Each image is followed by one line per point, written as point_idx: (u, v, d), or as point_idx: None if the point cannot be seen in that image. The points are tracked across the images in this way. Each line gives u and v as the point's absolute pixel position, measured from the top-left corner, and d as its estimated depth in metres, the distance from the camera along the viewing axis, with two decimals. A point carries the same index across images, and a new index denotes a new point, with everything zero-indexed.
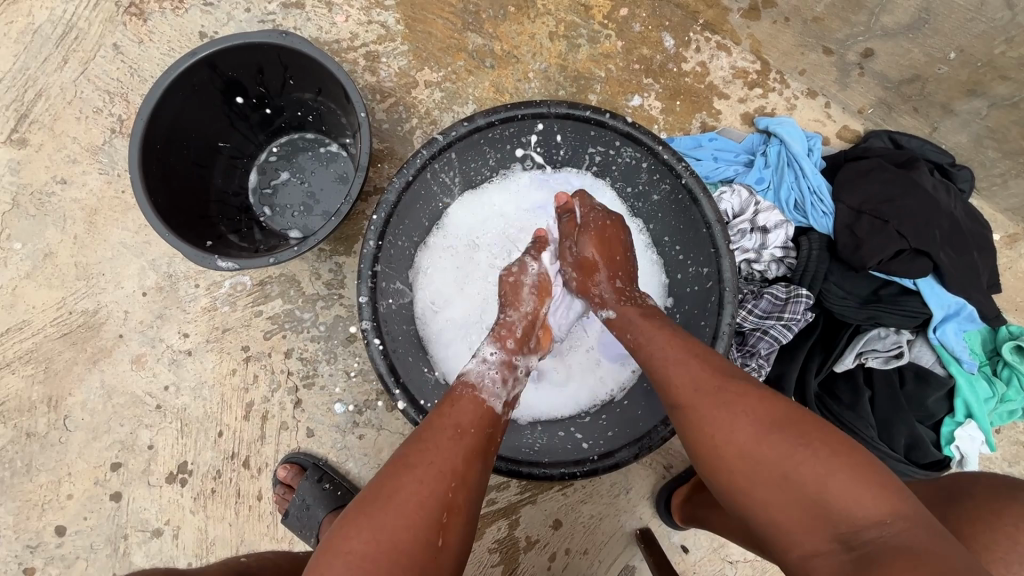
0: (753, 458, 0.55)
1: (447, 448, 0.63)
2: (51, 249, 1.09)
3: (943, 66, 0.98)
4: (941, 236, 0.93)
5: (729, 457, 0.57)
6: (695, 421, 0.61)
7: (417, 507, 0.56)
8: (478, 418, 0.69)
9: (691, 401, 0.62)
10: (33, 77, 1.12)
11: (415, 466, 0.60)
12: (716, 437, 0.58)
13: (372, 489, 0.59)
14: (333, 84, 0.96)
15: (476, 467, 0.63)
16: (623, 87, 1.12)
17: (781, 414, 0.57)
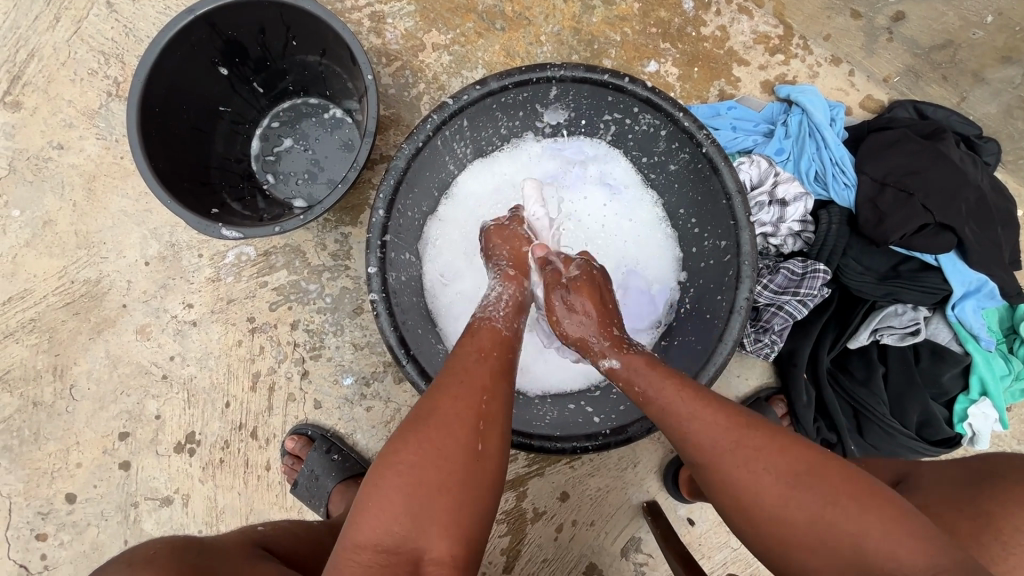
0: (783, 519, 0.54)
1: (474, 374, 0.62)
2: (50, 216, 1.06)
3: (978, 31, 0.94)
4: (966, 210, 0.90)
5: (763, 520, 0.55)
6: (721, 481, 0.58)
7: (453, 439, 0.56)
8: (498, 341, 0.68)
9: (714, 457, 0.58)
10: (25, 36, 1.07)
11: (444, 399, 0.59)
12: (748, 496, 0.56)
13: (401, 429, 0.58)
14: (338, 44, 0.92)
15: (504, 387, 0.62)
16: (639, 52, 1.07)
17: (804, 467, 0.55)
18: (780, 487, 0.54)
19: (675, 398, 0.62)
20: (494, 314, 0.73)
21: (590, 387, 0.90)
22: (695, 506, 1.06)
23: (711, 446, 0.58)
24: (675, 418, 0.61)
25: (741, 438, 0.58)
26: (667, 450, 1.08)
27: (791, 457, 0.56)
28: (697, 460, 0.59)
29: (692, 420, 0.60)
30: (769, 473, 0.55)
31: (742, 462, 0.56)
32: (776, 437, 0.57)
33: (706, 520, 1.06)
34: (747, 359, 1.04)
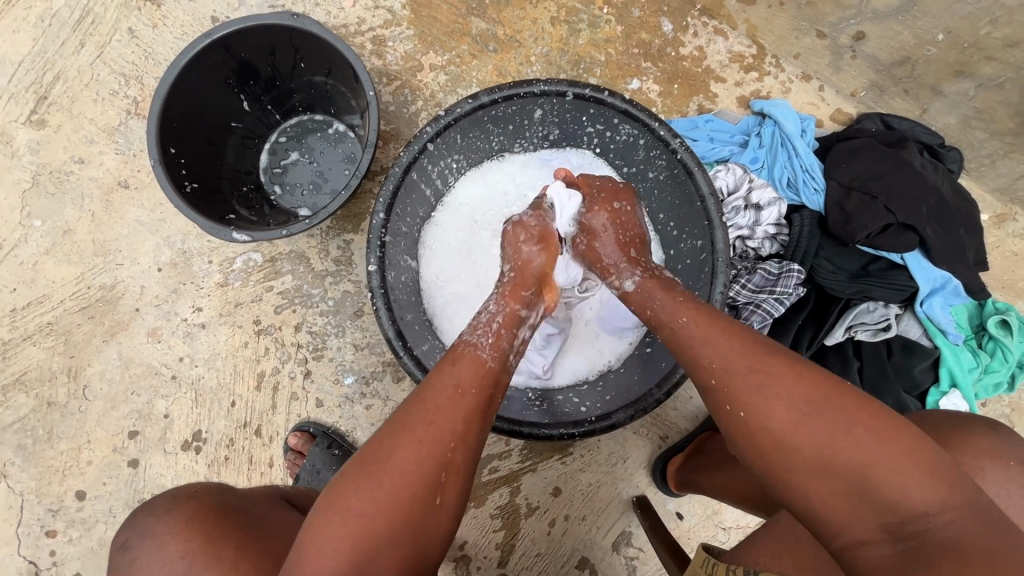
0: (791, 444, 0.53)
1: (446, 413, 0.60)
2: (70, 226, 1.13)
3: (932, 48, 1.01)
4: (928, 211, 0.97)
5: (767, 445, 0.55)
6: (732, 404, 0.58)
7: (408, 494, 0.55)
8: (482, 375, 0.65)
9: (728, 381, 0.59)
10: (52, 60, 1.15)
11: (405, 442, 0.58)
12: (756, 415, 0.56)
13: (359, 467, 0.57)
14: (343, 65, 1.00)
15: (476, 432, 0.61)
16: (622, 70, 1.15)
17: (820, 395, 0.54)
18: (785, 418, 0.54)
19: (699, 333, 0.64)
20: (483, 343, 0.68)
21: (579, 382, 0.97)
22: (683, 500, 1.10)
23: (727, 371, 0.59)
24: (691, 346, 0.64)
25: (759, 367, 0.58)
26: (655, 445, 1.12)
27: (808, 385, 0.55)
28: (712, 384, 0.60)
29: (715, 350, 0.61)
30: (771, 409, 0.55)
31: (755, 386, 0.57)
32: (792, 370, 0.57)
33: (694, 514, 1.10)
34: None
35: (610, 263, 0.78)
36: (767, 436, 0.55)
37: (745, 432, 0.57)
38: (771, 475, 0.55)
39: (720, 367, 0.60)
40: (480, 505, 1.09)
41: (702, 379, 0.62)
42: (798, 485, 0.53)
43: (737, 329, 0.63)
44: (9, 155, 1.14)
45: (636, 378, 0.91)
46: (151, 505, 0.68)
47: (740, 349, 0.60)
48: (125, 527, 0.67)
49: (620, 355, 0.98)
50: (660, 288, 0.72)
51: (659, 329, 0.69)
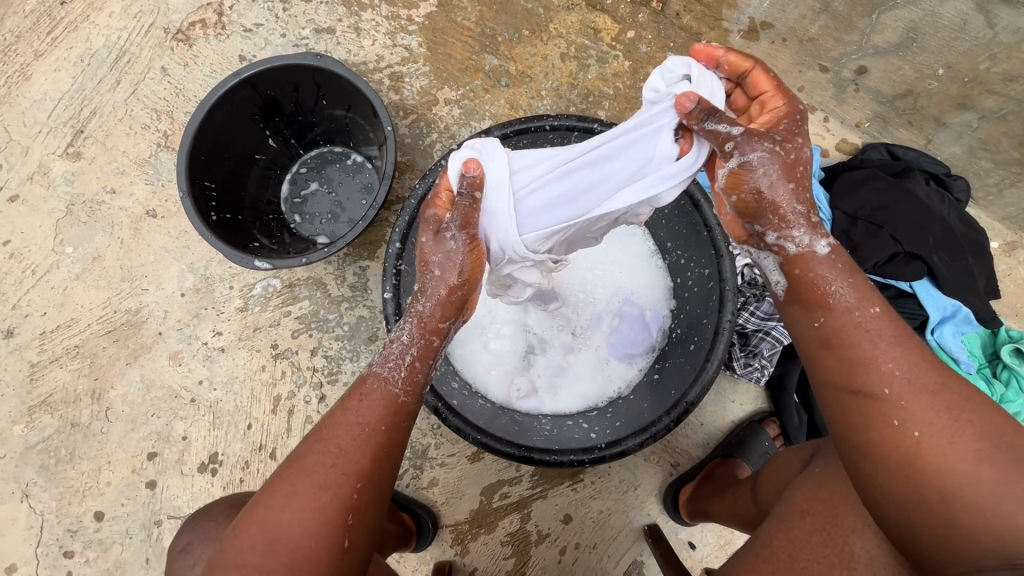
0: (956, 473, 0.50)
1: (347, 454, 0.61)
2: (100, 252, 1.18)
3: (933, 81, 1.04)
4: (934, 240, 0.98)
5: (925, 465, 0.51)
6: (902, 420, 0.53)
7: (310, 540, 0.58)
8: (392, 409, 0.64)
9: (900, 396, 0.54)
10: (89, 97, 1.22)
11: (302, 490, 0.59)
12: (933, 437, 0.51)
13: (256, 518, 0.59)
14: (362, 102, 1.05)
15: (384, 467, 0.63)
16: (630, 103, 1.19)
17: (1006, 433, 0.51)
18: (963, 449, 0.50)
19: (873, 331, 0.57)
20: (394, 371, 0.66)
21: (588, 407, 0.98)
22: (695, 529, 1.09)
23: (908, 385, 0.54)
24: (864, 350, 0.57)
25: (942, 390, 0.53)
26: (666, 473, 1.11)
27: (994, 423, 0.51)
28: (882, 393, 0.54)
29: (894, 357, 0.55)
30: (949, 435, 0.51)
31: (942, 407, 0.52)
32: (972, 401, 0.53)
33: (707, 544, 1.09)
34: (740, 385, 1.13)
35: (792, 208, 0.62)
36: (931, 459, 0.51)
37: (901, 447, 0.52)
38: (909, 494, 0.51)
39: (898, 379, 0.54)
40: (490, 531, 1.09)
41: (854, 379, 0.56)
42: (946, 508, 0.49)
43: (910, 337, 0.57)
44: (46, 185, 1.20)
45: (646, 405, 0.92)
46: (210, 513, 0.82)
47: (927, 368, 0.55)
48: (188, 533, 0.80)
49: (631, 382, 0.99)
50: (847, 265, 0.61)
51: (817, 310, 0.60)
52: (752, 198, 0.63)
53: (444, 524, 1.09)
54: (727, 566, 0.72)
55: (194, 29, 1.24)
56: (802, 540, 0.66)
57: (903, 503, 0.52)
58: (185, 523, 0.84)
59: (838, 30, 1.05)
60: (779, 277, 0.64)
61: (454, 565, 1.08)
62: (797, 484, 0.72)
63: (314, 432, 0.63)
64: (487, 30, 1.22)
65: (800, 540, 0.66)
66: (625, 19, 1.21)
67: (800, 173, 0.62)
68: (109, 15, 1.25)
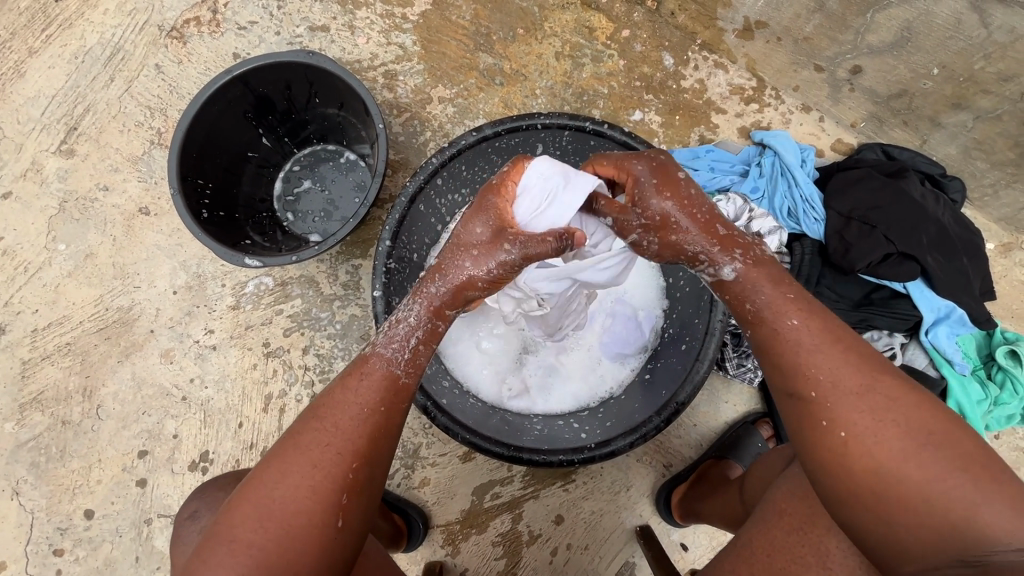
0: (885, 472, 0.50)
1: (343, 433, 0.60)
2: (92, 250, 1.18)
3: (927, 81, 1.03)
4: (928, 241, 0.97)
5: (856, 467, 0.52)
6: (831, 424, 0.54)
7: (304, 518, 0.56)
8: (391, 391, 0.64)
9: (827, 400, 0.54)
10: (83, 94, 1.22)
11: (296, 467, 0.58)
12: (860, 439, 0.52)
13: (250, 495, 0.58)
14: (354, 99, 1.05)
15: (381, 449, 0.62)
16: (624, 102, 1.19)
17: (929, 422, 0.51)
18: (888, 447, 0.51)
19: (798, 336, 0.58)
20: (392, 351, 0.65)
21: (579, 408, 0.97)
22: (687, 530, 1.08)
23: (835, 387, 0.54)
24: (799, 357, 0.57)
25: (868, 387, 0.54)
26: (659, 473, 1.10)
27: (918, 415, 0.51)
28: (810, 397, 0.55)
29: (818, 360, 0.56)
30: (878, 435, 0.51)
31: (866, 408, 0.53)
32: (902, 398, 0.52)
33: (699, 545, 1.08)
34: (733, 385, 1.12)
35: (693, 249, 0.63)
36: (861, 461, 0.52)
37: (833, 451, 0.53)
38: (846, 497, 0.52)
39: (827, 382, 0.55)
40: (481, 532, 1.08)
41: (786, 385, 0.58)
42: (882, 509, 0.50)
43: (839, 337, 0.57)
44: (39, 182, 1.20)
45: (637, 405, 0.92)
46: (219, 484, 0.81)
47: (855, 366, 0.55)
48: (196, 501, 0.79)
49: (624, 382, 0.98)
50: (768, 274, 0.61)
51: (744, 326, 0.62)
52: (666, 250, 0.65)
53: (435, 524, 1.09)
54: (710, 567, 0.73)
55: (188, 27, 1.24)
56: (783, 539, 0.65)
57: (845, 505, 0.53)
58: (195, 491, 0.82)
59: (833, 29, 1.05)
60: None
61: (445, 565, 1.08)
62: (776, 482, 0.71)
63: (309, 410, 0.62)
64: (482, 29, 1.22)
65: (777, 541, 0.65)
66: (620, 18, 1.21)
67: (676, 222, 0.64)
68: (103, 13, 1.25)
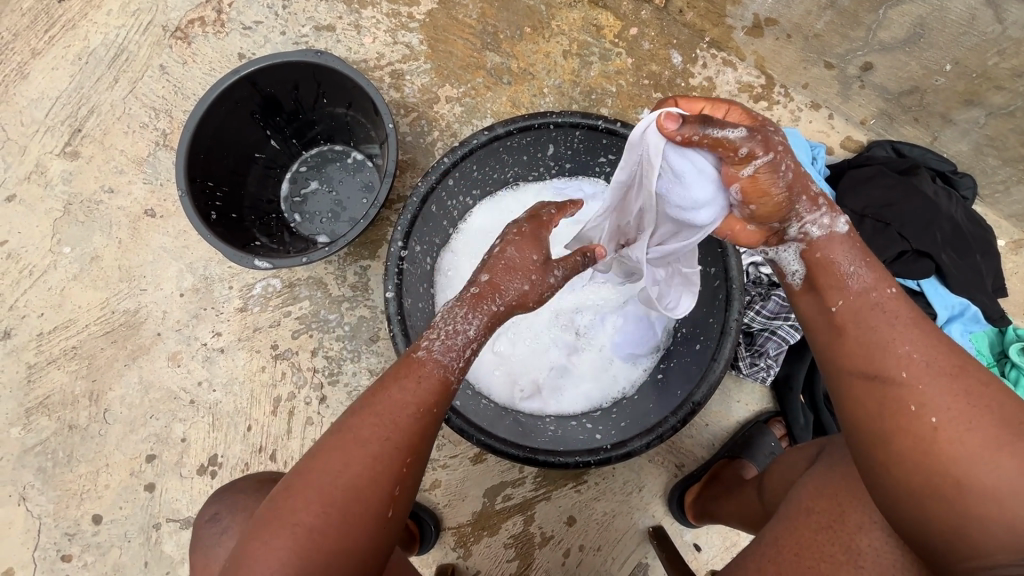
0: (969, 461, 0.49)
1: (399, 430, 0.60)
2: (97, 253, 1.17)
3: (939, 77, 1.03)
4: (942, 238, 0.97)
5: (938, 453, 0.51)
6: (921, 406, 0.53)
7: (362, 507, 0.57)
8: (444, 392, 0.64)
9: (915, 384, 0.53)
10: (87, 95, 1.21)
11: (357, 458, 0.58)
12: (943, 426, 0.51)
13: (307, 482, 0.57)
14: (363, 99, 1.04)
15: (430, 443, 0.63)
16: (633, 100, 1.18)
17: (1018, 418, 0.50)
18: (981, 437, 0.50)
19: (891, 314, 0.57)
20: (446, 358, 0.64)
21: (592, 408, 0.97)
22: (701, 531, 1.08)
23: (927, 369, 0.54)
24: (886, 335, 0.56)
25: (961, 374, 0.53)
26: (671, 474, 1.10)
27: (1009, 409, 0.51)
28: (900, 376, 0.54)
29: (911, 341, 0.55)
30: (967, 422, 0.51)
31: (961, 393, 0.52)
32: (991, 385, 0.52)
33: (713, 545, 1.08)
34: (745, 385, 1.11)
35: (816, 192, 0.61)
36: (946, 445, 0.51)
37: (916, 434, 0.52)
38: (918, 481, 0.51)
39: (918, 363, 0.54)
40: (493, 534, 1.07)
41: (863, 363, 0.57)
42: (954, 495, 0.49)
43: (927, 323, 0.57)
44: (43, 184, 1.19)
45: (652, 406, 0.91)
46: (244, 484, 0.83)
47: (946, 353, 0.55)
48: (216, 503, 0.81)
49: (637, 382, 0.98)
50: (857, 247, 0.61)
51: (833, 295, 0.61)
52: (777, 201, 0.61)
53: (447, 526, 1.08)
54: (731, 566, 0.71)
55: (193, 27, 1.23)
56: (810, 538, 0.64)
57: (912, 489, 0.52)
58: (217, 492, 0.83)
59: (844, 26, 1.04)
60: (798, 265, 0.64)
61: (457, 567, 1.07)
62: (801, 480, 0.71)
63: (361, 404, 0.62)
64: (489, 28, 1.21)
65: (808, 539, 0.65)
66: (627, 17, 1.20)
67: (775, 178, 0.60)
68: (107, 13, 1.24)
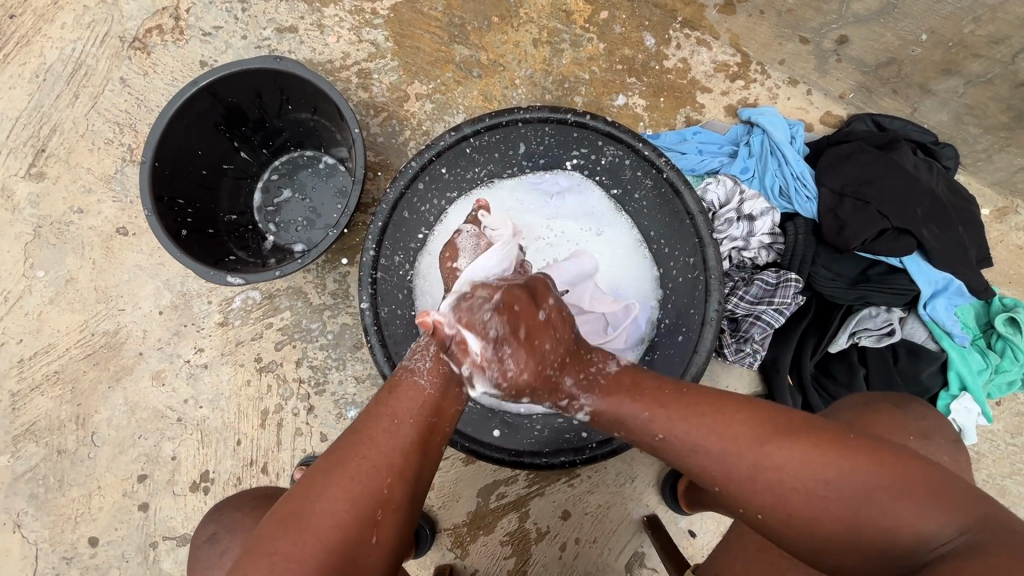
0: (807, 516, 0.53)
1: (378, 447, 0.59)
2: (72, 275, 1.15)
3: (916, 48, 1.00)
4: (923, 213, 0.96)
5: (785, 526, 0.54)
6: (738, 493, 0.56)
7: (343, 535, 0.55)
8: (422, 403, 0.64)
9: (730, 476, 0.57)
10: (48, 114, 1.18)
11: (336, 481, 0.57)
12: (770, 505, 0.55)
13: (288, 508, 0.56)
14: (327, 103, 1.02)
15: (414, 463, 0.61)
16: (607, 87, 1.15)
17: (816, 450, 0.54)
18: (806, 484, 0.53)
19: (688, 427, 0.60)
20: (423, 367, 0.67)
21: None
22: (695, 517, 1.09)
23: (725, 459, 0.57)
24: (679, 447, 0.60)
25: (759, 430, 0.57)
26: (663, 462, 1.10)
27: (803, 449, 0.54)
28: (714, 490, 0.58)
29: (697, 432, 0.59)
30: (780, 477, 0.54)
31: (763, 466, 0.55)
32: (787, 432, 0.56)
33: (707, 531, 1.09)
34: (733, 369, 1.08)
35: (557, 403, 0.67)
36: (783, 518, 0.54)
37: (763, 512, 0.55)
38: (792, 545, 0.55)
39: (714, 456, 0.57)
40: (489, 532, 1.08)
41: (698, 478, 0.60)
42: (818, 550, 0.53)
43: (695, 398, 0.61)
44: (11, 209, 1.16)
45: None
46: (237, 502, 0.83)
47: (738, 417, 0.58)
48: (213, 523, 0.81)
49: None
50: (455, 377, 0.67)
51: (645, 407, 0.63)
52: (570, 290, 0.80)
53: (443, 527, 1.08)
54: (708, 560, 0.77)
55: (151, 36, 1.19)
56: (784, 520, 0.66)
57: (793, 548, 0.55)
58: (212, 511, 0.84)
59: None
60: None
61: (455, 567, 1.08)
62: None
63: (350, 429, 0.62)
64: (455, 19, 1.17)
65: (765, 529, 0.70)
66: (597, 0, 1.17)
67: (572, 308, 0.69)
68: (61, 27, 1.20)
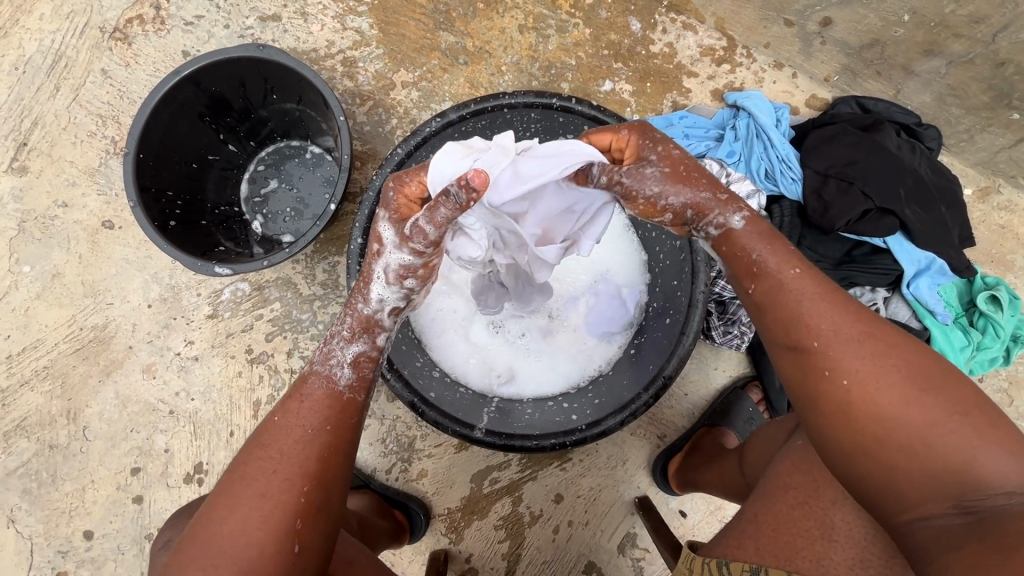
0: (885, 411, 0.51)
1: (289, 459, 0.59)
2: (58, 269, 1.14)
3: (898, 29, 1.01)
4: (906, 193, 0.97)
5: (854, 414, 0.52)
6: (824, 366, 0.55)
7: (258, 551, 0.55)
8: (336, 411, 0.64)
9: (835, 348, 0.55)
10: (29, 107, 1.16)
11: (245, 501, 0.57)
12: (862, 388, 0.52)
13: (195, 533, 0.57)
14: (312, 92, 1.01)
15: (333, 467, 0.61)
16: (593, 72, 1.15)
17: (928, 371, 0.52)
18: (897, 387, 0.51)
19: (808, 292, 0.59)
20: (340, 371, 0.66)
21: (567, 387, 0.97)
22: (685, 498, 1.10)
23: (833, 334, 0.56)
24: (799, 311, 0.58)
25: (870, 334, 0.55)
26: (654, 445, 1.12)
27: (917, 365, 0.52)
28: (811, 346, 0.56)
29: (821, 314, 0.57)
30: (881, 368, 0.52)
31: (866, 355, 0.54)
32: (899, 345, 0.54)
33: (698, 511, 1.11)
34: (722, 352, 1.13)
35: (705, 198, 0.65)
36: (857, 398, 0.52)
37: (834, 409, 0.54)
38: (845, 447, 0.53)
39: (823, 327, 0.56)
40: (482, 517, 1.09)
41: (792, 338, 0.58)
42: (874, 439, 0.51)
43: (838, 292, 0.59)
44: None
45: (626, 383, 0.91)
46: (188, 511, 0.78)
47: (850, 314, 0.56)
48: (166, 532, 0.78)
49: (611, 359, 0.97)
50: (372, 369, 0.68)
51: (746, 279, 0.63)
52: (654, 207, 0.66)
53: (437, 513, 1.10)
54: (713, 541, 0.74)
55: (132, 26, 1.18)
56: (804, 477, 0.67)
57: (842, 455, 0.53)
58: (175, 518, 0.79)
59: None
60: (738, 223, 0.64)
61: (449, 553, 1.09)
62: (781, 455, 0.74)
63: (256, 442, 0.61)
64: (440, 7, 1.17)
65: (783, 516, 0.67)
66: None
67: (685, 169, 0.65)
68: (39, 18, 1.18)
